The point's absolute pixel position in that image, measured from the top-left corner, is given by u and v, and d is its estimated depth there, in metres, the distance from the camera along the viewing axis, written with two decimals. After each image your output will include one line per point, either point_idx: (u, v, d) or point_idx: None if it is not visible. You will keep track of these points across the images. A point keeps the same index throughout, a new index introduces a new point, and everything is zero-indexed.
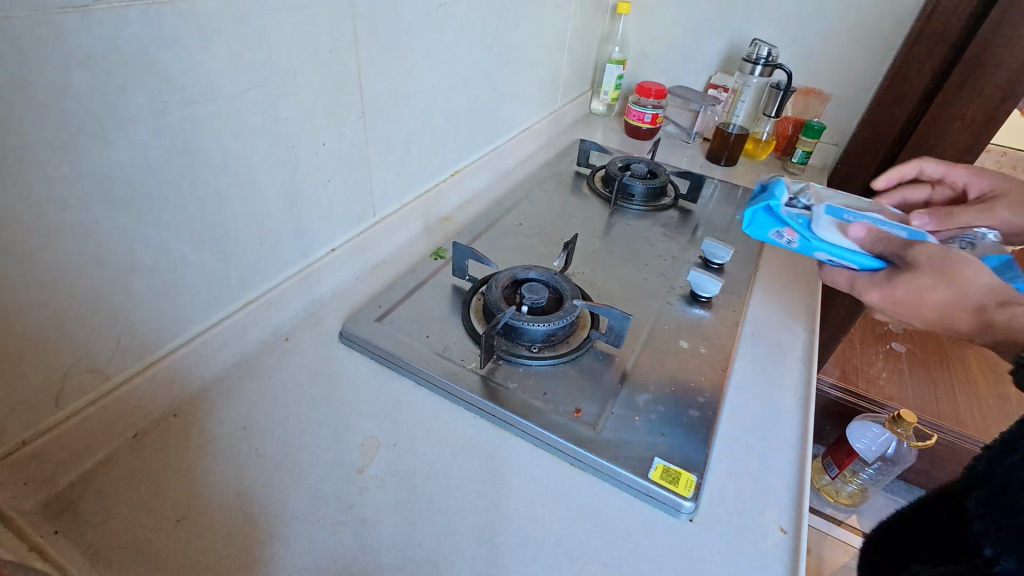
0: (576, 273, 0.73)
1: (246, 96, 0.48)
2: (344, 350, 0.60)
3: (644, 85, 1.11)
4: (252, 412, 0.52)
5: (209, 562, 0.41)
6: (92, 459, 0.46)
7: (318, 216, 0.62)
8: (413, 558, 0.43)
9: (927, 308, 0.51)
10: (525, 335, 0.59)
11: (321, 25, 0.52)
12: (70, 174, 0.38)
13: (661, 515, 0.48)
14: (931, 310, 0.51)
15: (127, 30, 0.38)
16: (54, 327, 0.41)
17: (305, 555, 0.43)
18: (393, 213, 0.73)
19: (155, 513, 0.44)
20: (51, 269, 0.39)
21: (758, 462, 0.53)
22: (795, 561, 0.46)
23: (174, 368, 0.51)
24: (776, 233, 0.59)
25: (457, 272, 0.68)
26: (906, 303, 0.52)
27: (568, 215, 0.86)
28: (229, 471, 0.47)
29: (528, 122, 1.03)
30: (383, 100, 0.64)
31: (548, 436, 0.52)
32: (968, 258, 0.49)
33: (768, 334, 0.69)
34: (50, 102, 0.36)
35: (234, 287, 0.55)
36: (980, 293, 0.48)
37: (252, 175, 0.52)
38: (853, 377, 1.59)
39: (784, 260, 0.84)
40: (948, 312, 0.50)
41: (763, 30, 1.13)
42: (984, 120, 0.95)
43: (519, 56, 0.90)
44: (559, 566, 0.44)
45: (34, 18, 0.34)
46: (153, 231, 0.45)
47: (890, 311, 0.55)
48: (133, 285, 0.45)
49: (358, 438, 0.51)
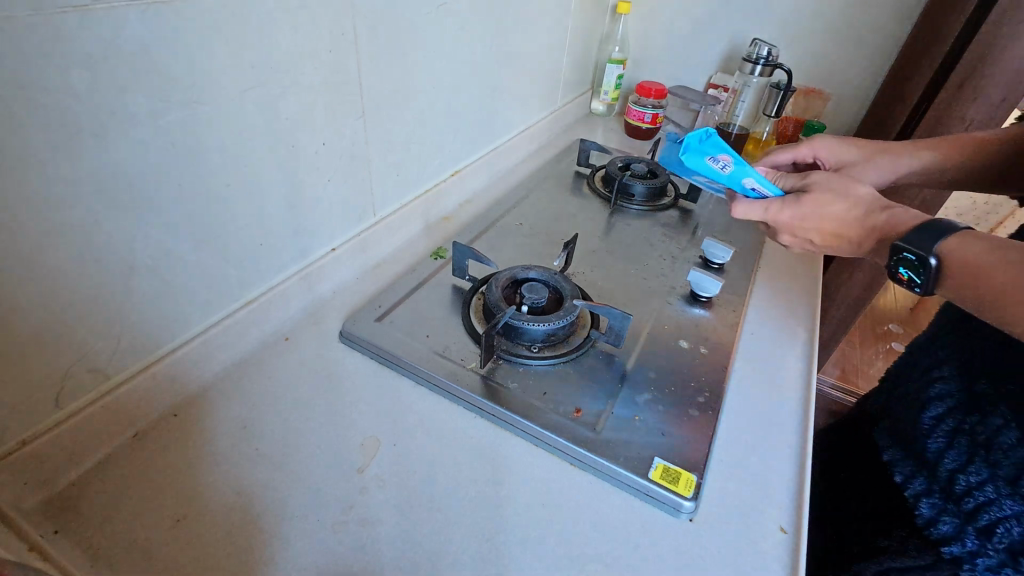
0: (576, 273, 0.73)
1: (247, 96, 0.48)
2: (344, 350, 0.60)
3: (644, 85, 1.11)
4: (252, 412, 0.52)
5: (209, 561, 0.41)
6: (92, 459, 0.46)
7: (318, 216, 0.62)
8: (413, 558, 0.43)
9: (829, 219, 0.59)
10: (525, 334, 0.59)
11: (321, 25, 0.52)
12: (69, 174, 0.38)
13: (661, 514, 0.48)
14: (830, 223, 0.59)
15: (127, 29, 0.38)
16: (53, 327, 0.41)
17: (305, 555, 0.43)
18: (393, 212, 0.73)
19: (156, 512, 0.44)
20: (51, 269, 0.39)
21: (758, 462, 0.53)
22: (795, 561, 0.46)
23: (174, 368, 0.51)
24: (711, 160, 0.60)
25: (457, 272, 0.68)
26: (817, 218, 0.59)
27: (568, 215, 0.86)
28: (229, 471, 0.47)
29: (528, 122, 1.03)
30: (383, 100, 0.64)
31: (547, 436, 0.52)
32: (851, 181, 0.60)
33: (767, 333, 0.69)
34: (50, 102, 0.36)
35: (234, 287, 0.55)
36: (864, 205, 0.58)
37: (252, 175, 0.52)
38: (853, 377, 1.61)
39: (784, 260, 0.83)
40: (843, 223, 0.59)
41: (763, 29, 1.13)
42: (981, 123, 0.92)
43: (519, 56, 0.90)
44: (559, 565, 0.44)
45: (34, 17, 0.34)
46: (153, 231, 0.45)
47: (797, 231, 0.62)
48: (133, 285, 0.45)
49: (358, 438, 0.51)
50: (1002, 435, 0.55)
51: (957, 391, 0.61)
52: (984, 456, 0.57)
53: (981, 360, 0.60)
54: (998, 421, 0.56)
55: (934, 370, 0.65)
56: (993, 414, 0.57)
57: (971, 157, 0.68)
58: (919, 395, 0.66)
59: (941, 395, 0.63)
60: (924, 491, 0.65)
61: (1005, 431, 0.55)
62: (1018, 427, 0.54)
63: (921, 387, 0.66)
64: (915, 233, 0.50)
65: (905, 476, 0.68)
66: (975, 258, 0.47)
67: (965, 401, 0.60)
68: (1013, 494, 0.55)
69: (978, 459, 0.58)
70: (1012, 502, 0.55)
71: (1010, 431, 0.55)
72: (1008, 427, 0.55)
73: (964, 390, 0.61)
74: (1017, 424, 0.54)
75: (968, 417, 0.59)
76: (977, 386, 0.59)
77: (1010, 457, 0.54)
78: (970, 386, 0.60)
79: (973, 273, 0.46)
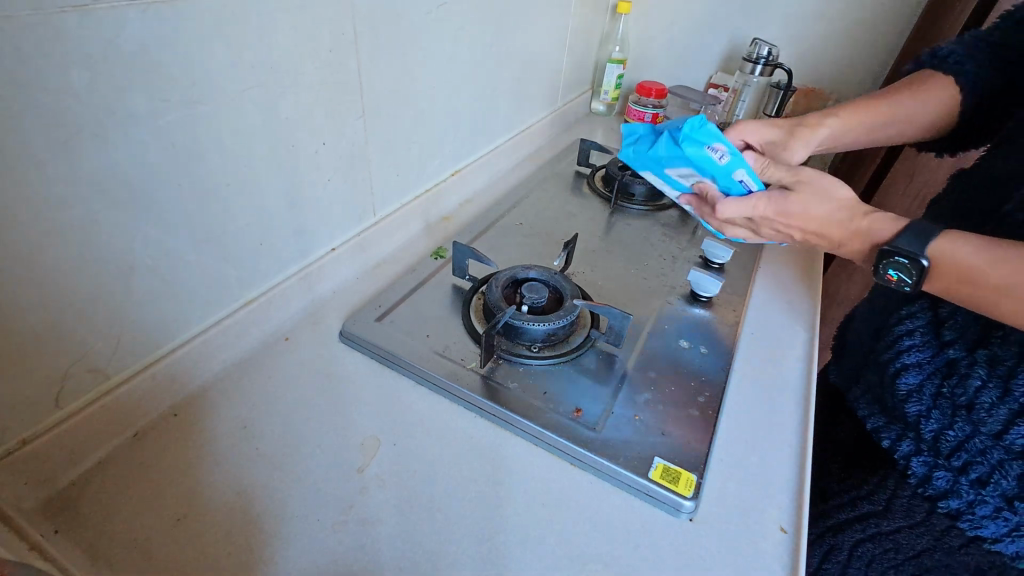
0: (576, 272, 0.73)
1: (246, 96, 0.48)
2: (344, 350, 0.60)
3: (645, 85, 1.11)
4: (252, 412, 0.52)
5: (210, 561, 0.41)
6: (92, 459, 0.46)
7: (318, 216, 0.62)
8: (413, 558, 0.43)
9: (810, 219, 0.58)
10: (525, 334, 0.59)
11: (321, 25, 0.52)
12: (69, 174, 0.38)
13: (661, 514, 0.48)
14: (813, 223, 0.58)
15: (127, 30, 0.38)
16: (54, 327, 0.41)
17: (305, 555, 0.43)
18: (393, 213, 0.73)
19: (155, 512, 0.44)
20: (51, 269, 0.40)
21: (758, 461, 0.53)
22: (795, 560, 0.46)
23: (174, 368, 0.51)
24: (711, 148, 0.58)
25: (457, 272, 0.68)
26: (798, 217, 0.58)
27: (569, 215, 0.86)
28: (229, 471, 0.47)
29: (528, 122, 1.03)
30: (383, 99, 0.64)
31: (547, 436, 0.52)
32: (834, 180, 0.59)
33: (767, 332, 0.69)
34: (49, 102, 0.36)
35: (233, 287, 0.55)
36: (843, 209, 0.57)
37: (252, 175, 0.52)
38: None
39: (785, 260, 0.83)
40: (827, 226, 0.57)
41: (764, 29, 1.13)
42: None
43: (519, 57, 0.90)
44: (559, 565, 0.44)
45: (34, 17, 0.34)
46: (152, 231, 0.45)
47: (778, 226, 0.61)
48: (133, 284, 0.45)
49: (357, 438, 0.51)
50: (982, 395, 0.53)
51: (931, 355, 0.57)
52: (966, 416, 0.55)
53: (949, 321, 0.56)
54: (977, 382, 0.53)
55: (898, 335, 0.60)
56: (970, 375, 0.54)
57: (887, 110, 0.68)
58: (886, 362, 0.62)
59: (915, 363, 0.58)
60: (913, 451, 0.62)
61: (985, 391, 0.53)
62: (999, 386, 0.52)
63: (886, 354, 0.62)
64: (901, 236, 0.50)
65: (891, 440, 0.64)
66: (965, 259, 0.48)
67: (938, 364, 0.57)
68: (998, 445, 0.53)
69: (960, 419, 0.55)
70: (999, 452, 0.53)
71: (990, 390, 0.52)
72: (989, 386, 0.53)
73: (938, 353, 0.57)
74: (997, 383, 0.52)
75: (946, 380, 0.56)
76: (950, 349, 0.56)
77: (993, 416, 0.53)
78: (943, 349, 0.56)
79: (963, 274, 0.48)
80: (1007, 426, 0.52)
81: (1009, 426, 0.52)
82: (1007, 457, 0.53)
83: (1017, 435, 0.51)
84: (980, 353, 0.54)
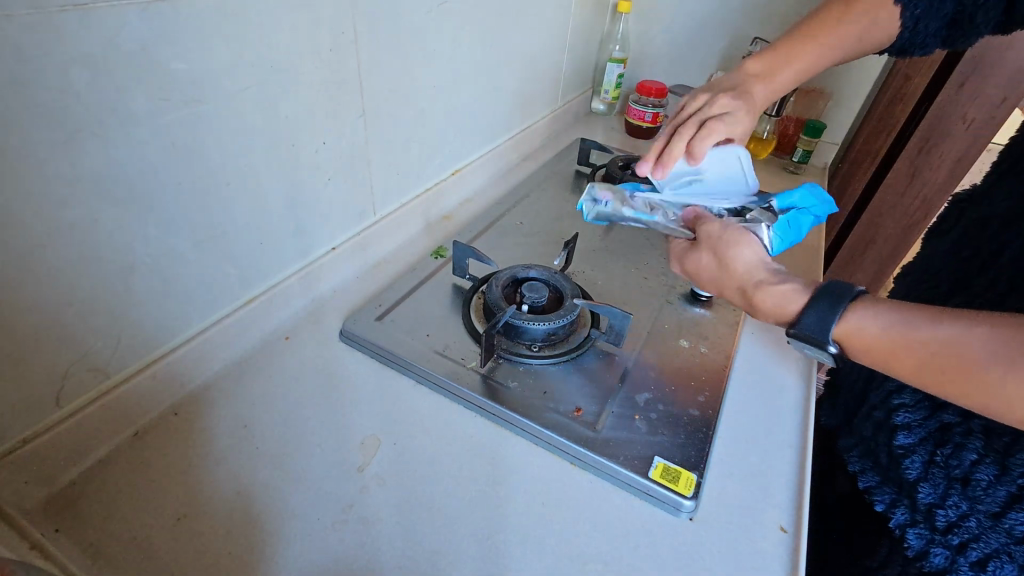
0: (576, 272, 0.73)
1: (247, 95, 0.48)
2: (345, 350, 0.60)
3: (645, 85, 1.11)
4: (253, 412, 0.52)
5: (210, 559, 0.42)
6: (91, 459, 0.46)
7: (318, 215, 0.62)
8: (413, 558, 0.43)
9: (707, 274, 0.58)
10: (525, 333, 0.59)
11: (321, 24, 0.52)
12: (71, 173, 0.38)
13: (661, 514, 0.48)
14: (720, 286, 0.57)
15: (127, 28, 0.38)
16: (53, 326, 0.41)
17: (305, 554, 0.43)
18: (393, 212, 0.73)
19: (155, 512, 0.44)
20: (53, 268, 0.40)
21: (759, 460, 0.53)
22: (795, 560, 0.46)
23: (174, 367, 0.51)
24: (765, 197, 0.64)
25: (457, 271, 0.68)
26: (705, 271, 0.58)
27: (569, 215, 0.86)
28: (229, 470, 0.47)
29: (528, 121, 1.02)
30: (383, 99, 0.64)
31: (548, 435, 0.52)
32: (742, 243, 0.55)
33: (768, 335, 0.69)
34: (50, 101, 0.36)
35: (234, 286, 0.55)
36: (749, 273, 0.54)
37: (252, 175, 0.52)
38: None
39: (787, 258, 0.83)
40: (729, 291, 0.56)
41: (764, 29, 1.13)
42: (982, 123, 0.93)
43: (519, 57, 0.90)
44: (560, 565, 0.44)
45: (34, 17, 0.34)
46: (153, 230, 0.45)
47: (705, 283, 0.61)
48: (134, 283, 0.45)
49: (358, 437, 0.51)
50: (978, 471, 0.51)
51: (923, 417, 0.56)
52: (962, 491, 0.53)
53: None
54: (974, 455, 0.52)
55: (891, 394, 0.60)
56: (966, 447, 0.52)
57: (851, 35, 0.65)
58: (881, 419, 0.61)
59: (907, 424, 0.58)
60: (909, 520, 0.58)
61: (982, 466, 0.51)
62: (996, 462, 0.50)
63: (881, 411, 0.61)
64: (805, 313, 0.46)
65: (886, 504, 0.61)
66: (887, 329, 0.43)
67: (932, 428, 0.56)
68: (998, 527, 0.51)
69: (955, 493, 0.53)
70: (999, 536, 0.51)
71: (987, 467, 0.51)
72: (985, 462, 0.51)
73: (930, 416, 0.56)
74: (993, 459, 0.50)
75: (940, 448, 0.55)
76: (945, 414, 0.54)
77: (990, 495, 0.51)
78: (936, 414, 0.55)
79: (890, 346, 0.43)
80: (1006, 508, 0.50)
81: (1008, 508, 0.50)
82: (1008, 542, 0.51)
83: (1016, 519, 0.49)
84: (975, 423, 0.52)
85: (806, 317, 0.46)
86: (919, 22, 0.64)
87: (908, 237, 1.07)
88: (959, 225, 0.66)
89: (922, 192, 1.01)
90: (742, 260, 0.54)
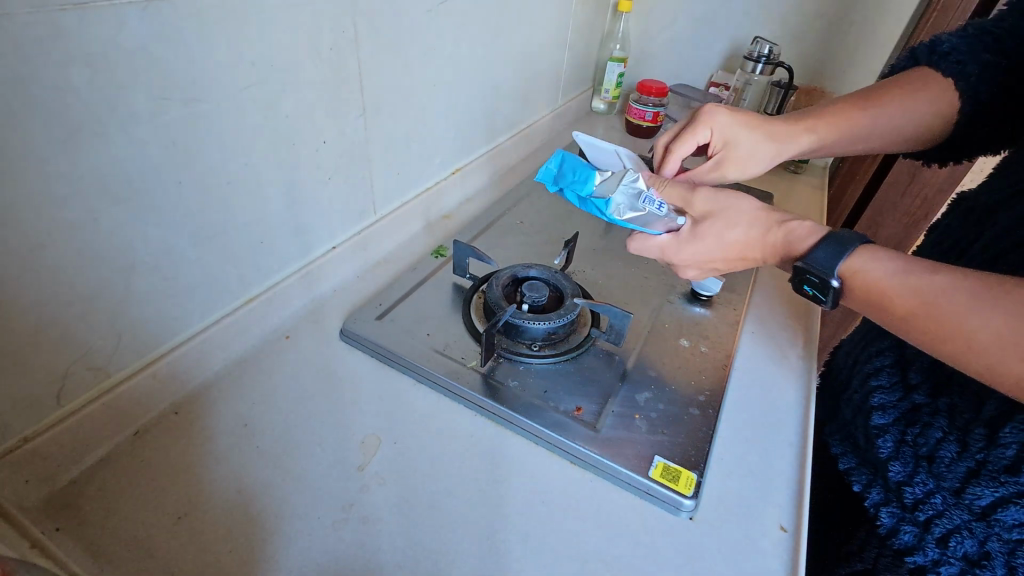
0: (576, 271, 0.73)
1: (248, 94, 0.48)
2: (345, 349, 0.60)
3: (645, 83, 1.11)
4: (253, 412, 0.52)
5: (210, 557, 0.42)
6: (92, 456, 0.46)
7: (319, 214, 0.62)
8: (413, 557, 0.43)
9: (733, 246, 0.54)
10: (525, 333, 0.59)
11: (321, 23, 0.52)
12: (69, 171, 0.38)
13: (660, 513, 0.48)
14: (733, 250, 0.55)
15: (127, 28, 0.38)
16: (53, 325, 0.41)
17: (306, 552, 0.43)
18: (393, 212, 0.73)
19: (158, 510, 0.44)
20: (54, 266, 0.40)
21: (757, 458, 0.54)
22: (794, 560, 0.46)
23: (174, 366, 0.51)
24: None
25: (457, 270, 0.68)
26: (725, 246, 0.55)
27: (569, 214, 0.85)
28: (228, 470, 0.47)
29: (529, 121, 1.02)
30: (384, 97, 0.64)
31: (547, 434, 0.52)
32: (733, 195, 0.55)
33: (768, 333, 0.69)
34: (50, 100, 0.36)
35: (234, 286, 0.55)
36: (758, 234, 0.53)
37: (252, 175, 0.52)
38: None
39: None
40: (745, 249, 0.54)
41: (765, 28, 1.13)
42: None
43: (519, 57, 0.90)
44: (561, 565, 0.44)
45: (33, 16, 0.33)
46: (153, 230, 0.45)
47: (704, 264, 0.57)
48: (134, 283, 0.45)
49: (358, 436, 0.51)
50: (942, 448, 0.51)
51: (897, 399, 0.56)
52: (927, 468, 0.52)
53: (915, 364, 0.55)
54: (938, 433, 0.51)
55: (869, 377, 0.59)
56: (931, 425, 0.52)
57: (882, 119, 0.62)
58: (860, 403, 0.61)
59: (881, 406, 0.57)
60: (882, 499, 0.59)
61: (946, 443, 0.51)
62: (958, 439, 0.50)
63: (860, 395, 0.61)
64: (813, 261, 0.46)
65: (862, 485, 0.61)
66: (887, 274, 0.43)
67: (904, 410, 0.55)
68: (960, 504, 0.50)
69: (922, 470, 0.53)
70: (961, 512, 0.51)
71: (950, 444, 0.51)
72: (948, 439, 0.51)
73: (903, 398, 0.55)
74: (956, 436, 0.50)
75: (909, 428, 0.54)
76: (915, 395, 0.54)
77: (952, 471, 0.50)
78: (908, 395, 0.55)
79: (887, 290, 0.43)
80: (966, 483, 0.49)
81: (967, 483, 0.49)
82: (969, 518, 0.50)
83: (974, 494, 0.49)
84: (942, 402, 0.52)
85: (815, 253, 0.46)
86: (981, 81, 0.57)
87: (909, 237, 1.04)
88: (945, 219, 0.64)
89: (923, 192, 1.00)
90: (745, 207, 0.54)
